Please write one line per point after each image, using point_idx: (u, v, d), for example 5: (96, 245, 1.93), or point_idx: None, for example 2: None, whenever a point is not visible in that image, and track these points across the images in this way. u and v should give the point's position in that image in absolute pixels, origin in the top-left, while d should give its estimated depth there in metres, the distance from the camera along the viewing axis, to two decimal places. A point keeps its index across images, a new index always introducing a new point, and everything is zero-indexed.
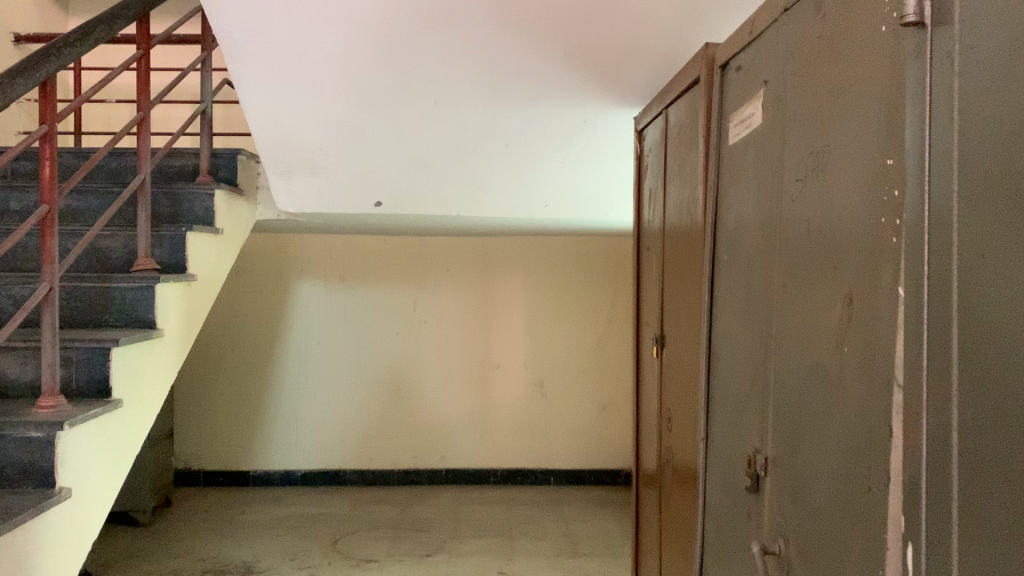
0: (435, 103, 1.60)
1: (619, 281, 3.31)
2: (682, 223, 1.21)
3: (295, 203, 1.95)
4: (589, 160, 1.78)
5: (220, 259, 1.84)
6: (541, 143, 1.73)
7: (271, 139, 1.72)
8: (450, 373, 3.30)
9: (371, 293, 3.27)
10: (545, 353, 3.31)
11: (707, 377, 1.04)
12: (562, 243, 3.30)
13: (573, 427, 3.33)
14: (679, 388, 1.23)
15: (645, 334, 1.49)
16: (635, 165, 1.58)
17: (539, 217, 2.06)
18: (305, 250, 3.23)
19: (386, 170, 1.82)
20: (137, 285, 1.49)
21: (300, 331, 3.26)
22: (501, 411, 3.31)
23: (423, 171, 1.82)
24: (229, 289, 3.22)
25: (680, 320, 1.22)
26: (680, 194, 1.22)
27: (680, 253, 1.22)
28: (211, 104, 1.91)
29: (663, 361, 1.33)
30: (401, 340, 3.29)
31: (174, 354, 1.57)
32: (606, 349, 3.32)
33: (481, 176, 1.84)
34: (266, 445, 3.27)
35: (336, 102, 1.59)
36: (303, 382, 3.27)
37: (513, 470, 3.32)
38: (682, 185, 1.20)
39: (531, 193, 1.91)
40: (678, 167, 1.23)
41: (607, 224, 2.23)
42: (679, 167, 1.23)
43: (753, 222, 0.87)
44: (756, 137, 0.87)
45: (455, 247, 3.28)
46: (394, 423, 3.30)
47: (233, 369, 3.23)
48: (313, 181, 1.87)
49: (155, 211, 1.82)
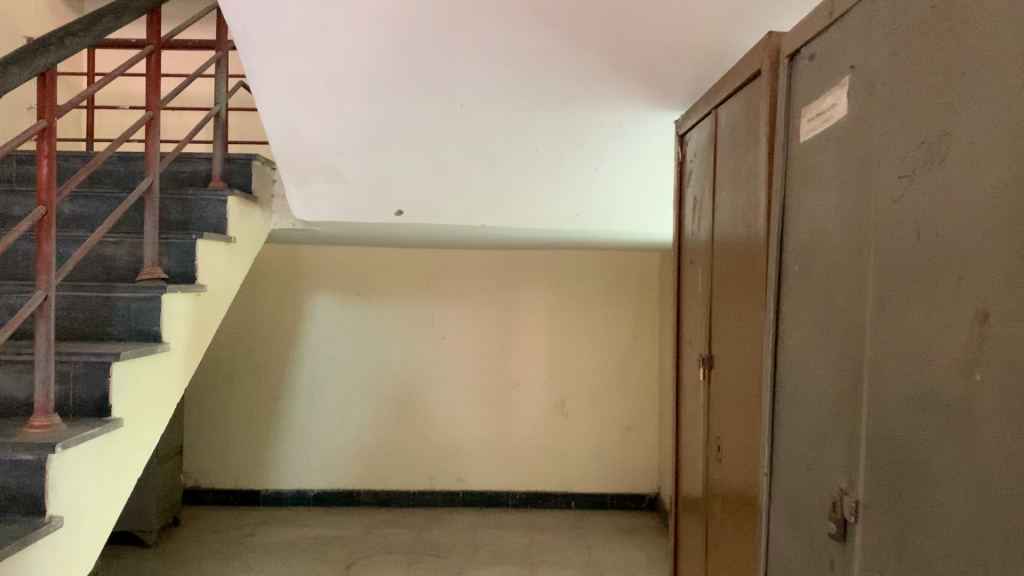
0: (461, 106, 1.50)
1: (643, 299, 3.20)
2: (737, 233, 1.10)
3: (312, 213, 1.85)
4: (626, 168, 1.67)
5: (232, 269, 1.75)
6: (574, 150, 1.62)
7: (287, 142, 1.62)
8: (469, 392, 3.19)
9: (387, 308, 3.17)
10: (566, 372, 3.20)
11: (771, 405, 0.93)
12: (585, 258, 3.19)
13: (596, 449, 3.20)
14: (733, 414, 1.11)
15: (689, 355, 1.38)
16: (677, 173, 1.47)
17: (570, 229, 1.95)
18: (321, 263, 3.14)
19: (410, 177, 1.72)
20: (142, 295, 1.39)
21: (314, 346, 3.16)
22: (520, 432, 3.20)
23: (449, 179, 1.72)
24: (241, 303, 3.13)
25: (735, 339, 1.11)
26: (734, 201, 1.12)
27: (734, 266, 1.11)
28: (225, 107, 1.81)
29: (713, 384, 1.22)
30: (418, 357, 3.18)
31: (181, 370, 1.47)
32: (630, 369, 3.20)
33: (510, 185, 1.74)
34: (278, 463, 3.18)
35: (357, 104, 1.50)
36: (317, 399, 3.17)
37: (532, 493, 3.20)
38: (737, 192, 1.10)
39: (562, 204, 1.81)
40: (732, 171, 1.12)
41: (640, 238, 2.12)
42: (733, 171, 1.12)
43: (836, 228, 0.76)
44: (838, 132, 0.76)
45: (474, 262, 3.18)
46: (410, 444, 3.19)
47: (245, 384, 3.14)
48: (331, 188, 1.76)
49: (164, 218, 1.74)
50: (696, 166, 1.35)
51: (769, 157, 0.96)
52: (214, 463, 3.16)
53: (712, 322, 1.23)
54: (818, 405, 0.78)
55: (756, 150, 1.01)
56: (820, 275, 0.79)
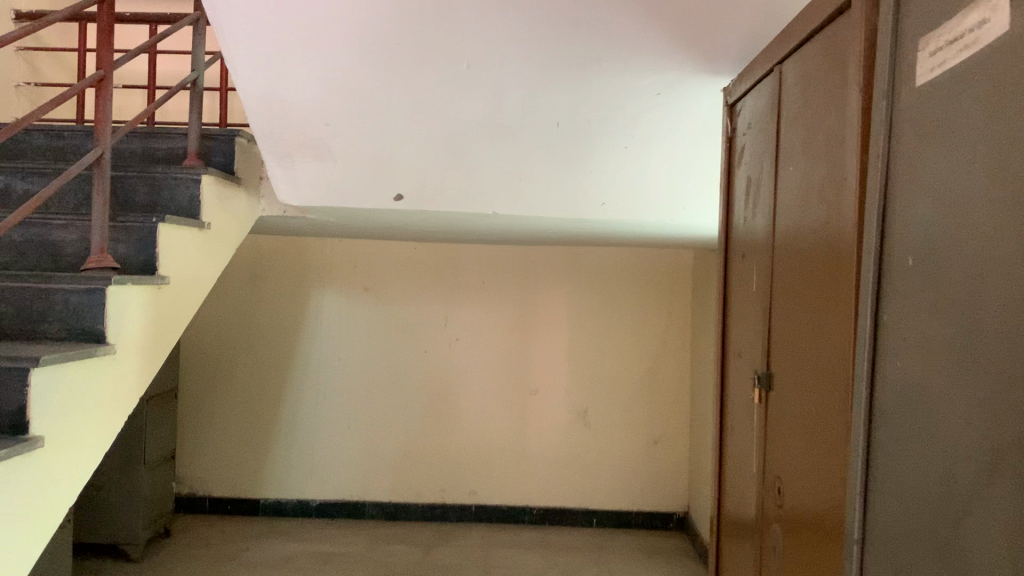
0: (468, 71, 1.26)
1: (674, 300, 2.95)
2: (811, 220, 0.85)
3: (301, 198, 1.60)
4: (661, 151, 1.42)
5: (207, 260, 1.53)
6: (601, 129, 1.37)
7: (265, 111, 1.38)
8: (484, 399, 2.96)
9: (398, 307, 2.94)
10: (589, 379, 2.95)
11: (864, 449, 0.69)
12: (612, 256, 2.94)
13: (620, 464, 2.96)
14: (801, 452, 0.87)
15: (738, 373, 1.14)
16: (725, 151, 1.23)
17: (592, 222, 1.71)
18: (328, 257, 2.92)
19: (410, 161, 1.48)
20: (83, 287, 1.18)
21: (319, 347, 2.94)
22: (539, 443, 2.96)
23: (457, 164, 1.48)
24: (243, 298, 2.92)
25: (806, 357, 0.87)
26: (806, 177, 0.87)
27: (806, 262, 0.87)
28: (204, 74, 1.59)
29: (771, 411, 0.98)
30: (430, 361, 2.95)
31: (133, 377, 1.25)
32: (658, 376, 2.95)
33: (525, 173, 1.49)
34: (279, 471, 2.96)
35: (348, 66, 1.26)
36: (322, 404, 2.95)
37: (551, 509, 2.96)
38: (813, 167, 0.85)
39: (583, 199, 1.56)
40: (804, 140, 0.88)
41: (672, 232, 1.87)
42: (805, 140, 0.88)
43: (996, 203, 0.51)
44: (995, 61, 0.52)
45: (493, 258, 2.94)
46: (420, 454, 2.96)
47: (245, 385, 2.93)
48: (320, 170, 1.52)
49: (129, 198, 1.52)
50: (751, 140, 1.11)
51: (864, 116, 0.72)
52: (211, 468, 2.95)
53: (771, 333, 0.98)
54: (957, 461, 0.54)
55: (844, 109, 0.77)
56: (961, 274, 0.55)
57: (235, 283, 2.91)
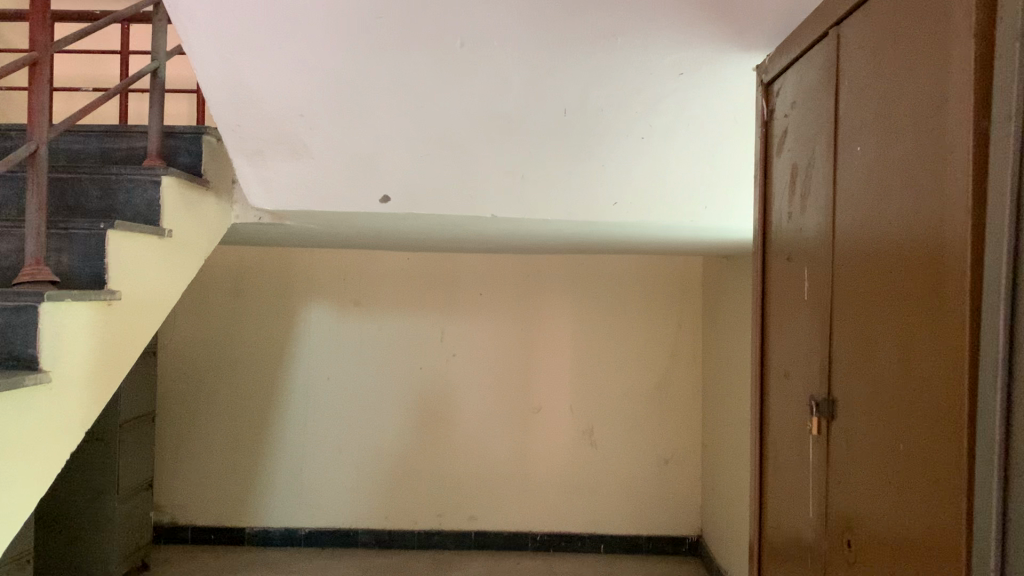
0: (461, 51, 1.09)
1: (684, 310, 2.78)
2: (897, 212, 0.68)
3: (276, 203, 1.41)
4: (683, 142, 1.24)
5: (170, 273, 1.36)
6: (616, 118, 1.20)
7: (229, 101, 1.20)
8: (484, 418, 2.78)
9: (391, 322, 2.77)
10: (594, 394, 2.78)
11: (1001, 506, 0.51)
12: (617, 263, 2.78)
13: (629, 486, 2.78)
14: (885, 503, 0.70)
15: (784, 399, 0.97)
16: (761, 139, 1.06)
17: (604, 227, 1.54)
18: (315, 269, 2.75)
19: (398, 162, 1.30)
20: (13, 306, 1.01)
21: (306, 365, 2.77)
22: (542, 464, 2.78)
23: (451, 163, 1.30)
24: (225, 314, 2.74)
25: (890, 383, 0.70)
26: (887, 158, 0.70)
27: (890, 264, 0.70)
28: (165, 63, 1.42)
29: (838, 448, 0.80)
30: (426, 379, 2.77)
31: (77, 408, 1.08)
32: (668, 391, 2.78)
33: (529, 172, 1.32)
34: (265, 497, 2.78)
35: (323, 47, 1.09)
36: (311, 426, 2.77)
37: (556, 534, 2.78)
38: (900, 146, 0.68)
39: (593, 203, 1.39)
40: (882, 114, 0.71)
41: (691, 237, 1.70)
42: (884, 113, 0.71)
43: None
44: None
45: (491, 268, 2.77)
46: (416, 477, 2.78)
47: (229, 407, 2.76)
48: (295, 170, 1.33)
49: (81, 203, 1.36)
50: (797, 123, 0.94)
51: (984, 68, 0.55)
52: (194, 495, 2.77)
53: (834, 353, 0.81)
54: None
55: (947, 69, 0.60)
56: None
57: (217, 297, 2.74)
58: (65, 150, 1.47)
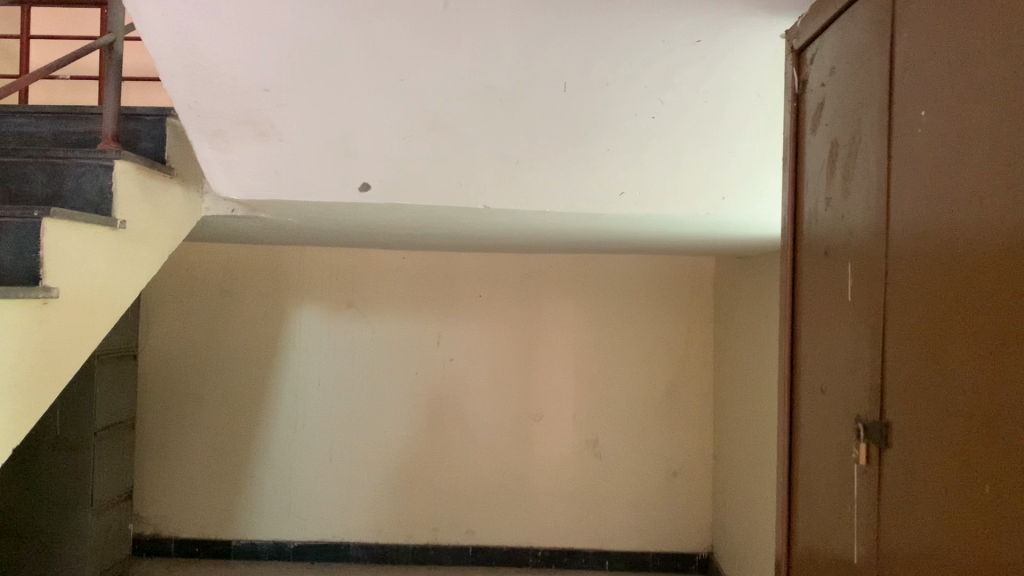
0: (447, 14, 0.94)
1: (695, 314, 2.63)
2: (989, 186, 0.54)
3: (243, 191, 1.27)
4: (699, 122, 1.10)
5: (124, 268, 1.22)
6: (625, 96, 1.06)
7: (183, 73, 1.06)
8: (485, 427, 2.64)
9: (385, 325, 2.63)
10: (600, 402, 2.63)
11: None
12: (624, 264, 2.64)
13: (636, 499, 2.63)
14: (968, 556, 0.55)
15: (821, 418, 0.82)
16: (791, 115, 0.91)
17: (608, 221, 1.39)
18: (306, 268, 2.61)
19: (377, 144, 1.15)
20: None
21: (296, 369, 2.62)
22: (543, 475, 2.64)
23: (438, 146, 1.16)
24: (211, 315, 2.60)
25: (972, 409, 0.55)
26: (970, 127, 0.56)
27: (974, 253, 0.55)
28: (123, 37, 1.28)
29: (897, 482, 0.65)
30: (423, 385, 2.63)
31: None
32: (677, 399, 2.63)
33: (527, 157, 1.17)
34: (253, 509, 2.64)
35: (291, 12, 0.95)
36: (301, 434, 2.63)
37: (558, 550, 2.64)
38: (994, 103, 0.53)
39: (596, 193, 1.25)
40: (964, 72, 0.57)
41: (705, 234, 1.56)
42: (967, 71, 0.57)
43: None
44: None
45: (491, 268, 2.63)
46: (412, 489, 2.64)
47: (214, 413, 2.62)
48: (263, 154, 1.19)
49: (25, 190, 1.23)
50: (836, 92, 0.80)
51: None
52: (178, 505, 2.63)
53: (890, 365, 0.67)
54: None
55: None
56: None
57: (203, 297, 2.60)
58: (14, 133, 1.33)
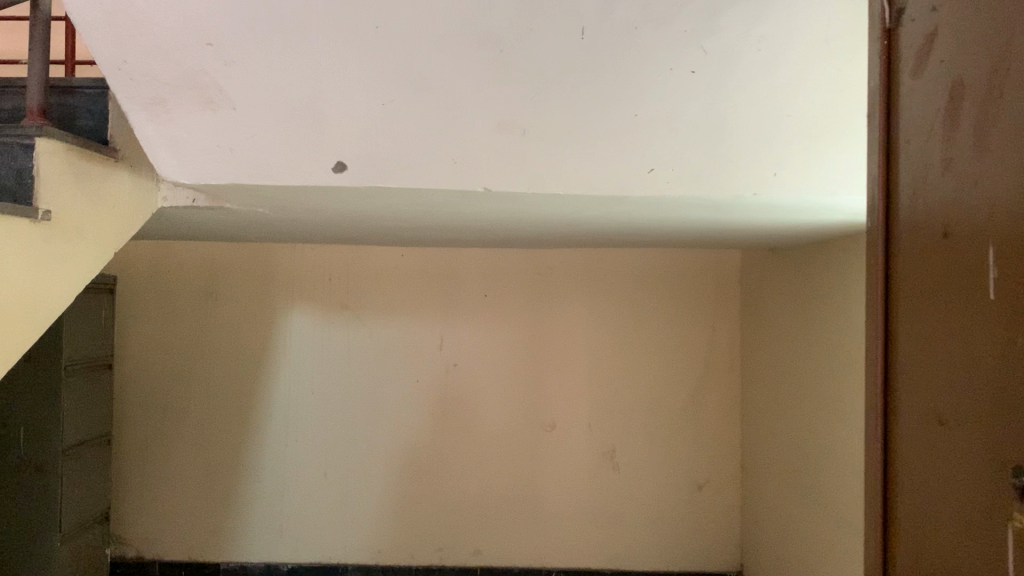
0: None
1: (719, 313, 2.42)
2: None
3: (191, 175, 1.04)
4: (749, 75, 0.89)
5: (48, 268, 1.03)
6: (660, 41, 0.85)
7: (105, 22, 0.85)
8: (492, 438, 2.42)
9: (382, 327, 2.41)
10: (617, 409, 2.42)
11: None
12: (643, 259, 2.43)
13: (658, 514, 2.42)
14: None
15: (947, 457, 0.60)
16: (880, 56, 0.70)
17: (632, 207, 1.18)
18: (297, 267, 2.40)
19: (353, 110, 0.94)
20: None
21: (286, 377, 2.41)
22: (556, 489, 2.42)
23: (428, 113, 0.94)
24: (194, 318, 2.39)
25: None
26: None
27: None
28: None
29: None
30: (425, 393, 2.42)
31: None
32: (701, 406, 2.42)
33: (536, 126, 0.96)
34: (241, 530, 2.42)
35: None
36: (293, 448, 2.41)
37: (574, 570, 2.42)
38: None
39: (620, 171, 1.03)
40: None
41: (739, 223, 1.35)
42: None
43: None
44: None
45: (497, 265, 2.42)
46: (416, 507, 2.42)
47: (198, 424, 2.40)
48: (213, 127, 0.97)
49: None
50: (959, 14, 0.59)
51: None
52: (163, 527, 2.42)
53: None
54: None
55: None
56: None
57: (186, 300, 2.39)
58: None
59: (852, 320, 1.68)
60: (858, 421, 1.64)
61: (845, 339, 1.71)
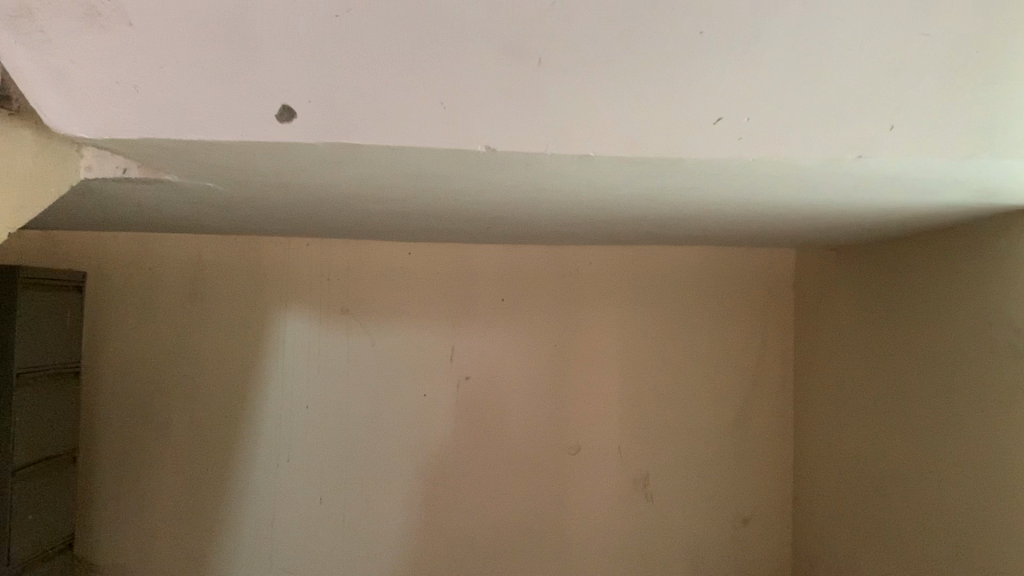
0: None
1: (769, 326, 2.16)
2: None
3: (90, 125, 0.76)
4: None
5: None
6: None
7: None
8: (509, 460, 2.13)
9: (387, 333, 2.13)
10: (653, 430, 2.14)
11: None
12: (684, 262, 2.15)
13: (697, 551, 2.14)
14: None
15: None
16: None
17: (686, 176, 0.89)
18: (291, 264, 2.13)
19: (300, 26, 0.67)
20: None
21: (278, 388, 2.13)
22: (582, 519, 2.13)
23: (404, 30, 0.67)
24: (174, 320, 2.12)
25: None
26: None
27: None
28: None
29: None
30: (435, 407, 2.13)
31: None
32: (749, 430, 2.15)
33: (565, 45, 0.68)
34: (225, 565, 2.13)
35: None
36: (285, 469, 2.13)
37: None
38: None
39: (680, 115, 0.74)
40: None
41: (806, 208, 1.07)
42: None
43: None
44: None
45: (513, 263, 2.14)
46: (424, 538, 2.14)
47: (177, 440, 2.12)
48: (106, 51, 0.70)
49: None
50: None
51: None
52: (138, 562, 2.13)
53: None
54: None
55: None
56: None
57: (167, 301, 2.12)
58: None
59: (961, 331, 1.38)
60: (972, 453, 1.34)
61: (949, 353, 1.41)
